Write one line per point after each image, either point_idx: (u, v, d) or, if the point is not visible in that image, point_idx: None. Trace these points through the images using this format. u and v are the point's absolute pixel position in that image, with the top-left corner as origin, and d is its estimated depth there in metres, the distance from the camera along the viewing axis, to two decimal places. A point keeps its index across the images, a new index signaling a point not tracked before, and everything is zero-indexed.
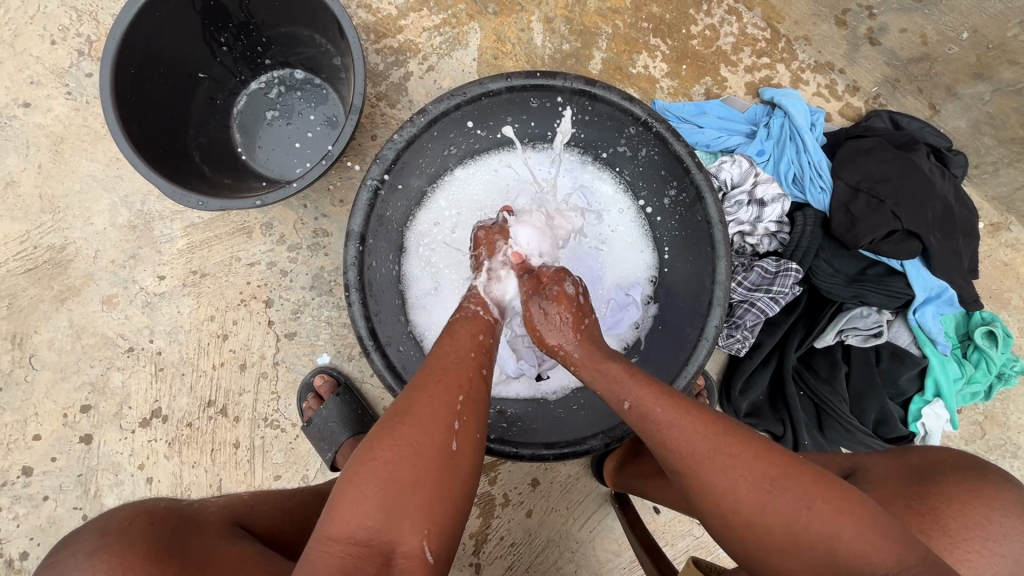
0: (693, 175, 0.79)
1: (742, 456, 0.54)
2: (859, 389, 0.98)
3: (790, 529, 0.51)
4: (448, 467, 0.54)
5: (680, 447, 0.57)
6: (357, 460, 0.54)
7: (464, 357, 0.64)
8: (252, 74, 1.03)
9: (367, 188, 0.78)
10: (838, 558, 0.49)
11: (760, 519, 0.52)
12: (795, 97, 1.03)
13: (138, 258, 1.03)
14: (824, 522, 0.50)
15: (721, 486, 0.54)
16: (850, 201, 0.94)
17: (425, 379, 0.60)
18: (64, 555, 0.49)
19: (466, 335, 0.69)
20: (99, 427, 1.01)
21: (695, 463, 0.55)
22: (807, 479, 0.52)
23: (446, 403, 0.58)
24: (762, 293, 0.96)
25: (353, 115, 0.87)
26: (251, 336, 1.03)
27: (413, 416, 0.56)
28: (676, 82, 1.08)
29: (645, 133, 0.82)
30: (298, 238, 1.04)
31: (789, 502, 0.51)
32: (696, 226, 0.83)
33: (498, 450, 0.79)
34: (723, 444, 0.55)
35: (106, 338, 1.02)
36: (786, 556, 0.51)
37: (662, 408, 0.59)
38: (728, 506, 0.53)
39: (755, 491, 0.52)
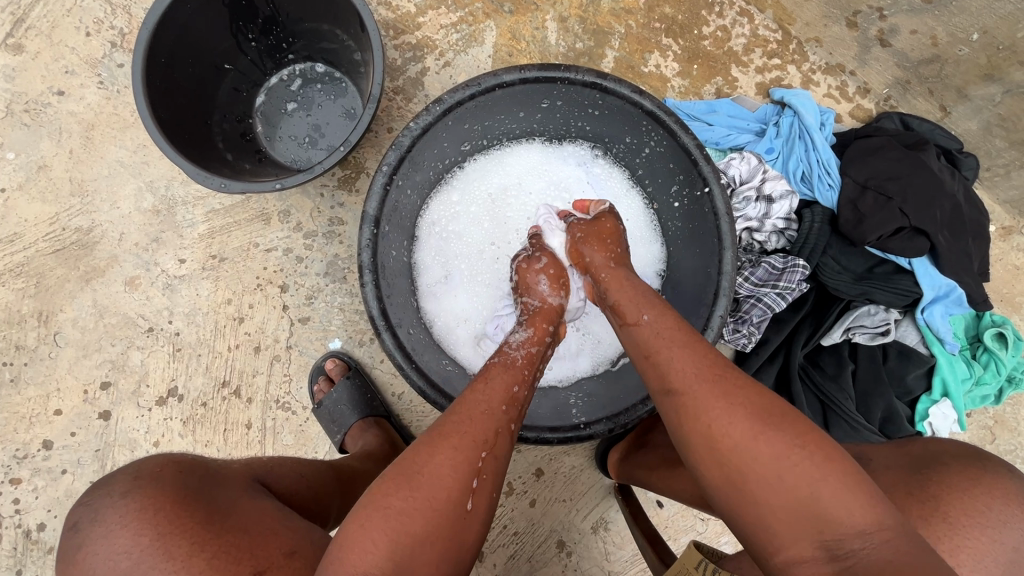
0: (702, 168, 0.81)
1: (744, 389, 0.57)
2: (865, 387, 0.98)
3: (773, 462, 0.52)
4: (460, 527, 0.55)
5: (683, 370, 0.60)
6: (370, 500, 0.54)
7: (495, 407, 0.63)
8: (275, 67, 1.07)
9: (383, 173, 0.80)
10: (818, 507, 0.50)
11: (748, 445, 0.53)
12: (805, 96, 1.05)
13: (161, 241, 1.06)
14: (810, 468, 0.51)
15: (716, 410, 0.56)
16: (858, 199, 0.95)
17: (451, 425, 0.60)
18: (102, 489, 0.56)
19: (501, 386, 0.66)
20: (118, 404, 1.05)
21: (694, 382, 0.59)
22: (804, 428, 0.54)
23: (469, 457, 0.57)
24: (769, 288, 0.97)
25: (371, 104, 0.89)
26: (266, 320, 1.06)
27: (434, 467, 0.56)
28: (687, 81, 1.10)
29: (654, 125, 0.84)
30: (314, 226, 1.07)
31: (778, 440, 0.53)
32: (703, 218, 0.84)
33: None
34: (727, 379, 0.58)
35: (128, 318, 1.05)
36: (765, 487, 0.52)
37: (675, 333, 0.64)
38: (717, 432, 0.55)
39: (750, 421, 0.54)
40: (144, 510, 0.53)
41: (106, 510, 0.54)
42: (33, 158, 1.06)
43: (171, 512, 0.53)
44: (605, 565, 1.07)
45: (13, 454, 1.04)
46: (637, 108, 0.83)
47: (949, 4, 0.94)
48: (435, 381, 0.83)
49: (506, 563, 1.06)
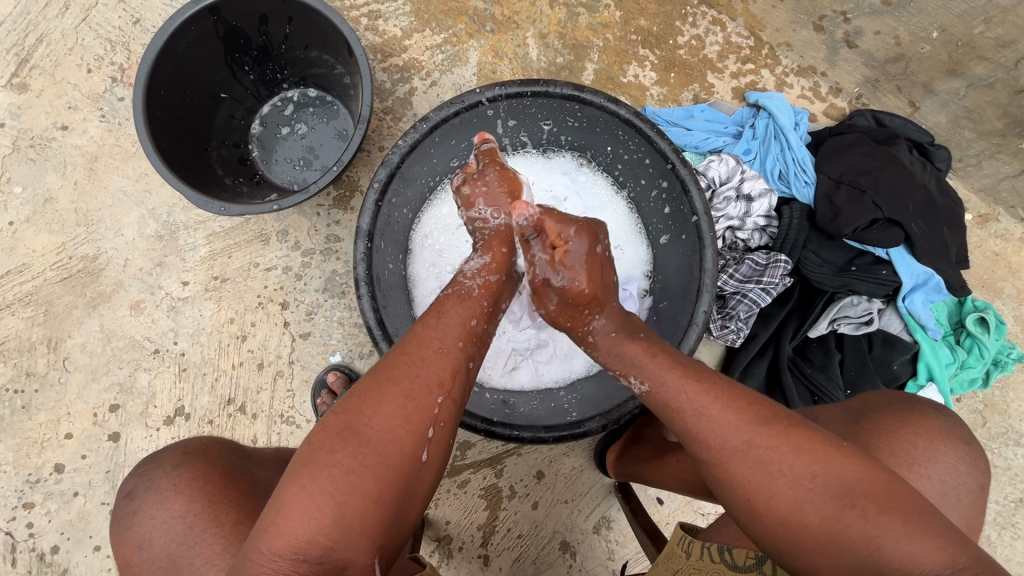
0: (678, 170, 0.85)
1: (780, 450, 0.56)
2: (853, 375, 1.01)
3: (827, 527, 0.53)
4: (412, 475, 0.58)
5: (719, 442, 0.59)
6: (314, 462, 0.56)
7: (450, 344, 0.65)
8: (269, 93, 1.11)
9: (374, 189, 0.84)
10: (880, 562, 0.52)
11: (792, 517, 0.55)
12: (778, 98, 1.09)
13: (165, 265, 1.10)
14: (867, 526, 0.52)
15: (758, 480, 0.56)
16: (833, 194, 0.98)
17: (407, 368, 0.62)
18: (155, 462, 0.68)
19: (457, 321, 0.68)
20: (127, 425, 1.07)
21: (727, 455, 0.58)
22: (852, 484, 0.54)
23: (424, 407, 0.60)
24: (753, 284, 1.00)
25: (361, 125, 0.94)
26: (268, 337, 1.09)
27: (384, 412, 0.59)
28: (665, 89, 1.14)
29: (631, 132, 0.88)
30: (311, 244, 1.10)
31: (825, 504, 0.54)
32: (684, 218, 0.88)
33: (499, 432, 0.83)
34: (758, 436, 0.57)
35: (134, 341, 1.09)
36: (821, 552, 0.54)
37: (691, 394, 0.62)
38: (774, 510, 0.55)
39: (793, 487, 0.55)
40: (196, 480, 0.65)
41: (160, 480, 0.65)
42: (39, 191, 1.11)
43: (218, 483, 0.66)
44: (609, 564, 1.09)
45: (26, 479, 1.06)
46: (613, 116, 0.87)
47: (907, 5, 0.99)
48: None
49: (512, 565, 1.08)
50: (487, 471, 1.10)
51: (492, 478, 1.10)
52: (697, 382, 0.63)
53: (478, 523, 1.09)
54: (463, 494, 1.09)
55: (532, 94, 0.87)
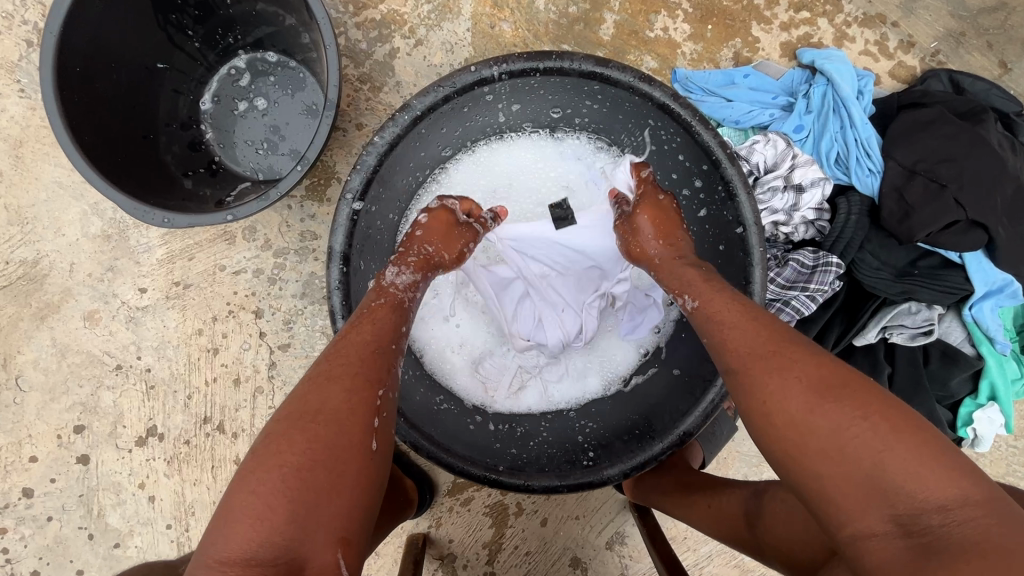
0: (724, 168, 0.68)
1: (801, 365, 0.51)
2: (904, 393, 0.89)
3: (835, 439, 0.47)
4: (367, 467, 0.51)
5: (736, 347, 0.55)
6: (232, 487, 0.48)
7: (383, 346, 0.58)
8: (220, 59, 0.92)
9: (348, 200, 0.68)
10: (887, 484, 0.44)
11: (803, 419, 0.49)
12: (839, 59, 0.89)
13: (117, 270, 0.95)
14: (873, 440, 0.46)
15: (773, 388, 0.51)
16: (905, 187, 0.81)
17: (326, 370, 0.54)
18: None
19: (388, 328, 0.60)
20: (96, 447, 0.98)
21: (750, 360, 0.54)
22: (873, 398, 0.48)
23: (363, 399, 0.53)
24: (798, 291, 0.86)
25: (329, 111, 0.77)
26: (243, 350, 0.97)
27: (328, 407, 0.51)
28: (700, 46, 0.94)
29: (664, 120, 0.71)
30: (284, 243, 0.95)
31: (837, 413, 0.47)
32: (726, 226, 0.72)
33: (506, 484, 0.72)
34: (784, 347, 0.53)
35: (93, 356, 0.96)
36: (830, 465, 0.47)
37: (733, 311, 0.57)
38: (784, 417, 0.50)
39: (806, 393, 0.49)
40: None
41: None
42: None
43: None
44: None
45: None
46: (643, 99, 0.70)
47: None
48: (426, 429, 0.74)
49: None
50: (493, 488, 1.02)
51: (497, 494, 1.01)
52: (736, 299, 0.59)
53: (484, 541, 1.02)
54: (467, 511, 1.02)
55: (540, 71, 0.69)
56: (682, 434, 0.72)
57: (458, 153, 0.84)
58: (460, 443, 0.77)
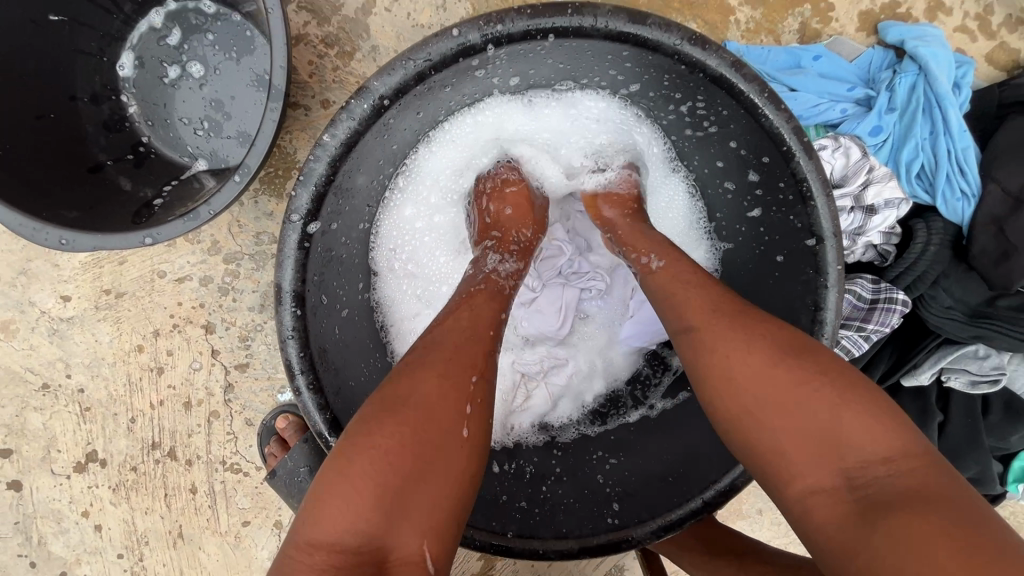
0: (796, 166, 0.51)
1: (762, 327, 0.46)
2: (952, 442, 0.79)
3: (796, 396, 0.42)
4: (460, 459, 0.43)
5: (700, 304, 0.49)
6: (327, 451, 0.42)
7: (482, 331, 0.51)
8: (140, 9, 0.71)
9: (294, 222, 0.50)
10: (846, 440, 0.40)
11: (742, 378, 0.44)
12: (937, 42, 0.71)
13: (31, 273, 0.78)
14: (826, 397, 0.41)
15: (719, 352, 0.46)
16: (1007, 220, 0.65)
17: (424, 356, 0.47)
18: None
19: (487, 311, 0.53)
20: (28, 472, 0.85)
21: (712, 316, 0.47)
22: (827, 359, 0.44)
23: (455, 383, 0.45)
24: (851, 328, 0.73)
25: (274, 102, 0.57)
26: (193, 369, 0.82)
27: (415, 391, 0.44)
28: (759, 12, 0.74)
29: (717, 98, 0.52)
30: (236, 246, 0.78)
31: (783, 370, 0.43)
32: (790, 234, 0.56)
33: (516, 550, 0.59)
34: (726, 311, 0.48)
35: (13, 373, 0.81)
36: (788, 415, 0.41)
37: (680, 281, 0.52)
38: (728, 370, 0.45)
39: (751, 358, 0.44)
40: None
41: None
42: None
43: None
44: None
45: None
46: (690, 73, 0.51)
47: None
48: None
49: None
50: None
51: None
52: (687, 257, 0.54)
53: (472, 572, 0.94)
54: None
55: (552, 34, 0.49)
56: (731, 488, 0.57)
57: (435, 134, 0.67)
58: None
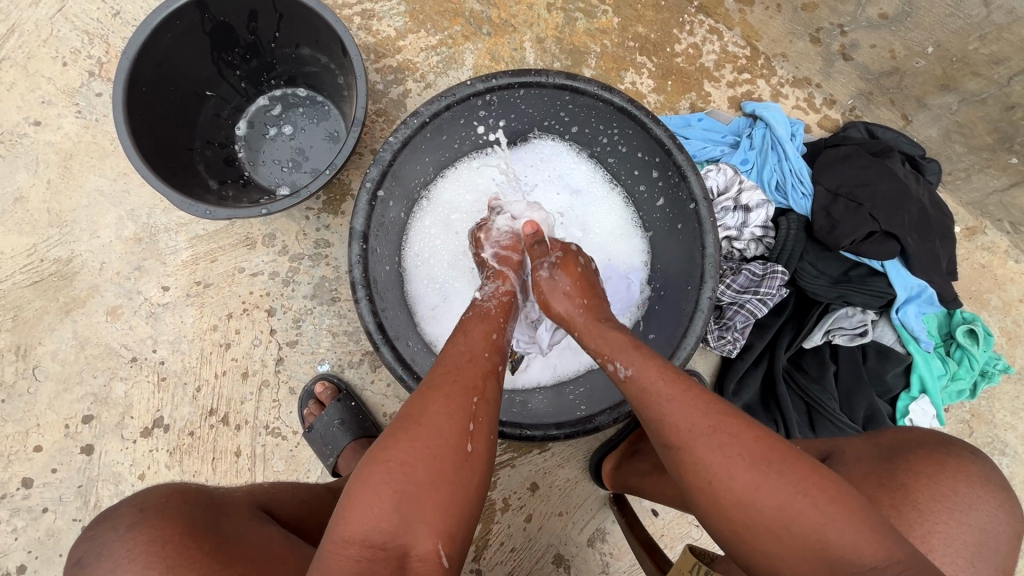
0: (675, 156, 0.84)
1: (741, 436, 0.56)
2: (847, 386, 1.01)
3: (781, 517, 0.53)
4: (462, 467, 0.55)
5: (679, 425, 0.59)
6: (370, 460, 0.54)
7: (478, 355, 0.65)
8: (257, 91, 1.07)
9: (366, 190, 0.81)
10: (830, 549, 0.51)
11: (746, 498, 0.54)
12: (775, 109, 1.09)
13: (144, 269, 1.05)
14: (816, 513, 0.52)
15: (715, 461, 0.56)
16: (830, 206, 0.98)
17: (441, 384, 0.60)
18: (105, 522, 0.57)
19: (479, 334, 0.70)
20: (101, 437, 1.02)
21: (691, 437, 0.58)
22: (807, 471, 0.54)
23: (462, 403, 0.58)
24: (750, 295, 0.99)
25: (355, 129, 0.92)
26: (253, 345, 1.05)
27: (428, 416, 0.56)
28: (662, 96, 1.13)
29: (625, 121, 0.87)
30: (300, 249, 1.07)
31: (781, 487, 0.53)
32: (682, 204, 0.87)
33: (509, 433, 0.82)
34: (723, 423, 0.57)
35: (110, 349, 1.03)
36: (772, 539, 0.53)
37: (663, 383, 0.62)
38: (707, 488, 0.56)
39: (752, 475, 0.54)
40: (153, 543, 0.55)
41: (114, 544, 0.55)
42: (9, 190, 1.04)
43: (179, 546, 0.55)
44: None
45: None
46: (607, 105, 0.86)
47: (903, 20, 0.99)
48: None
49: None
50: None
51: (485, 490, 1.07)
52: (659, 368, 0.64)
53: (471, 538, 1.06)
54: None
55: (523, 85, 0.84)
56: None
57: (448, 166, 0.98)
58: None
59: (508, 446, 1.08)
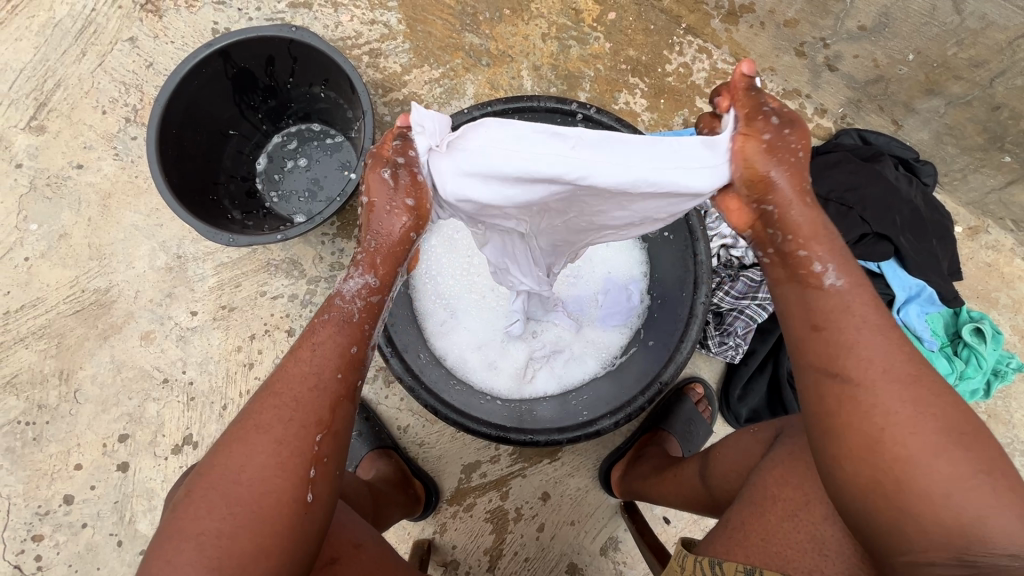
0: None
1: (936, 400, 0.51)
2: None
3: (947, 480, 0.48)
4: (300, 519, 0.55)
5: (867, 362, 0.52)
6: (183, 529, 0.54)
7: (326, 377, 0.59)
8: (276, 128, 1.16)
9: None
10: (986, 535, 0.46)
11: (917, 457, 0.48)
12: None
13: (174, 295, 1.13)
14: (989, 496, 0.47)
15: (895, 411, 0.50)
16: (821, 211, 0.99)
17: (270, 427, 0.57)
18: None
19: (333, 348, 0.60)
20: (135, 455, 1.09)
21: (880, 377, 0.51)
22: (989, 455, 0.49)
23: (298, 449, 0.56)
24: (749, 300, 1.01)
25: (363, 159, 1.00)
26: (274, 364, 1.11)
27: (255, 467, 0.55)
28: (655, 115, 1.19)
29: None
30: (316, 272, 1.13)
31: (960, 461, 0.48)
32: None
33: (514, 438, 0.85)
34: (921, 379, 0.51)
35: (144, 371, 1.11)
36: (928, 504, 0.48)
37: (870, 312, 0.54)
38: (874, 434, 0.50)
39: (934, 436, 0.49)
40: None
41: None
42: (55, 228, 1.14)
43: None
44: None
45: (35, 511, 1.06)
46: (597, 126, 0.91)
47: (882, 30, 1.03)
48: (448, 400, 0.89)
49: None
50: (493, 494, 1.10)
51: (497, 500, 1.10)
52: (877, 308, 0.55)
53: (486, 547, 1.09)
54: (470, 518, 1.09)
55: (516, 110, 0.91)
56: (661, 383, 0.86)
57: None
58: (477, 411, 0.91)
59: (518, 456, 1.11)
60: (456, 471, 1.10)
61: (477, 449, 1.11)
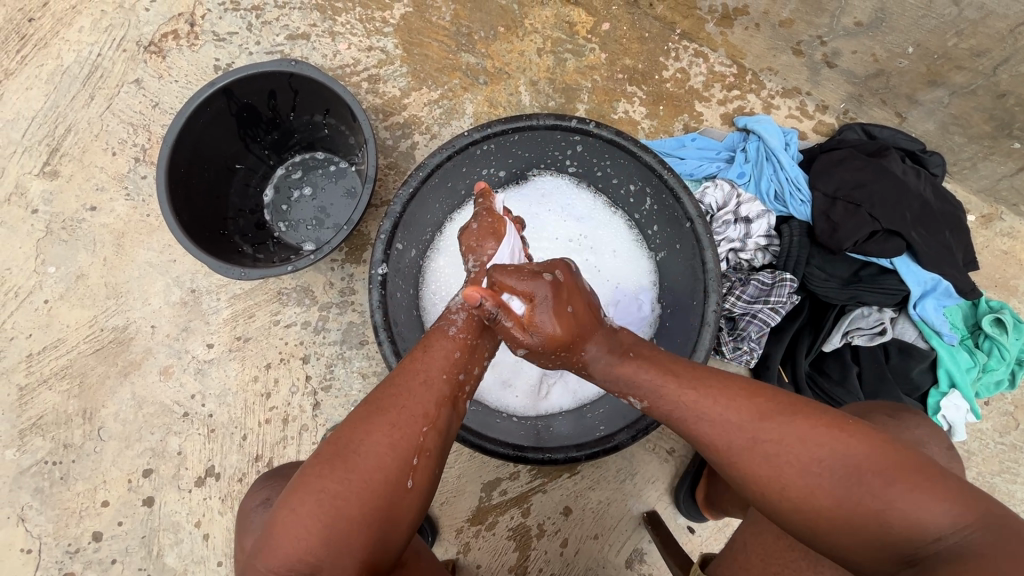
0: (665, 178, 0.88)
1: (784, 440, 0.57)
2: (873, 387, 0.99)
3: (835, 505, 0.54)
4: (399, 502, 0.58)
5: (724, 434, 0.59)
6: (306, 483, 0.57)
7: (435, 376, 0.64)
8: (280, 159, 1.18)
9: (381, 240, 0.88)
10: (895, 532, 0.52)
11: (809, 494, 0.55)
12: (766, 121, 1.12)
13: (190, 329, 1.15)
14: (882, 492, 0.53)
15: (763, 467, 0.57)
16: (829, 210, 1.00)
17: (380, 405, 0.61)
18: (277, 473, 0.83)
19: (441, 354, 0.66)
20: (160, 489, 1.10)
21: (731, 446, 0.59)
22: (857, 458, 0.54)
23: (410, 433, 0.60)
24: (761, 304, 1.00)
25: (367, 185, 1.00)
26: (291, 391, 1.12)
27: (371, 442, 0.59)
28: (656, 121, 1.18)
29: (616, 152, 0.92)
30: (327, 298, 1.15)
31: (835, 469, 0.54)
32: (677, 223, 0.91)
33: (531, 458, 0.85)
34: (758, 428, 0.58)
35: (164, 406, 1.13)
36: (842, 531, 0.54)
37: (687, 393, 0.62)
38: (776, 488, 0.56)
39: (802, 473, 0.55)
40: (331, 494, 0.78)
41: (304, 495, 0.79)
42: (71, 269, 1.16)
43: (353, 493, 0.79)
44: None
45: (65, 549, 1.08)
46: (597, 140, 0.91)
47: (878, 25, 1.02)
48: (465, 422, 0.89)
49: None
50: (514, 511, 1.09)
51: (519, 518, 1.09)
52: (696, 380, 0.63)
53: (510, 565, 1.09)
54: (492, 536, 1.09)
55: (516, 128, 0.91)
56: None
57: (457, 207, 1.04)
58: (493, 430, 0.91)
59: (537, 471, 1.10)
60: (476, 490, 1.10)
61: (496, 467, 1.11)
